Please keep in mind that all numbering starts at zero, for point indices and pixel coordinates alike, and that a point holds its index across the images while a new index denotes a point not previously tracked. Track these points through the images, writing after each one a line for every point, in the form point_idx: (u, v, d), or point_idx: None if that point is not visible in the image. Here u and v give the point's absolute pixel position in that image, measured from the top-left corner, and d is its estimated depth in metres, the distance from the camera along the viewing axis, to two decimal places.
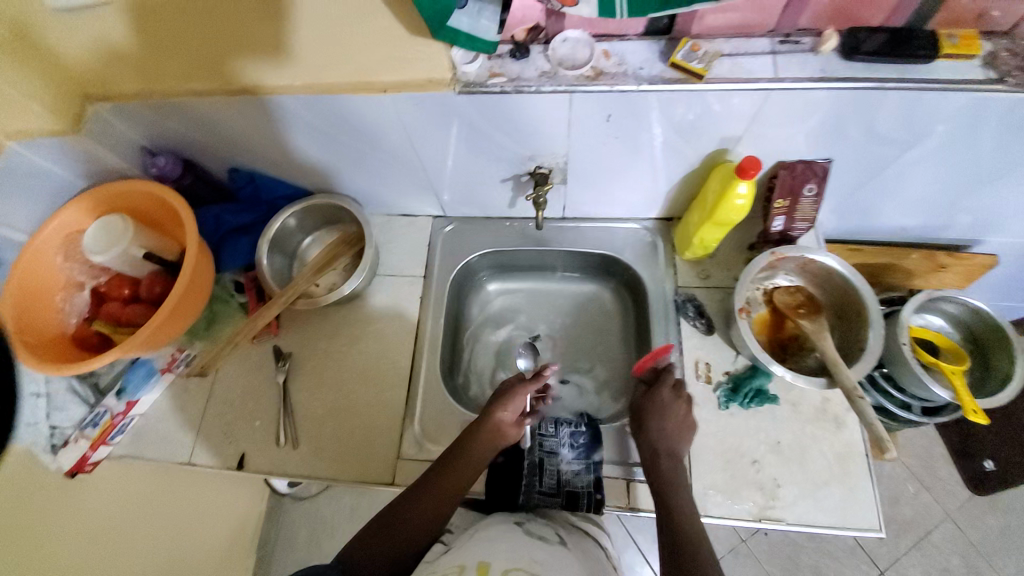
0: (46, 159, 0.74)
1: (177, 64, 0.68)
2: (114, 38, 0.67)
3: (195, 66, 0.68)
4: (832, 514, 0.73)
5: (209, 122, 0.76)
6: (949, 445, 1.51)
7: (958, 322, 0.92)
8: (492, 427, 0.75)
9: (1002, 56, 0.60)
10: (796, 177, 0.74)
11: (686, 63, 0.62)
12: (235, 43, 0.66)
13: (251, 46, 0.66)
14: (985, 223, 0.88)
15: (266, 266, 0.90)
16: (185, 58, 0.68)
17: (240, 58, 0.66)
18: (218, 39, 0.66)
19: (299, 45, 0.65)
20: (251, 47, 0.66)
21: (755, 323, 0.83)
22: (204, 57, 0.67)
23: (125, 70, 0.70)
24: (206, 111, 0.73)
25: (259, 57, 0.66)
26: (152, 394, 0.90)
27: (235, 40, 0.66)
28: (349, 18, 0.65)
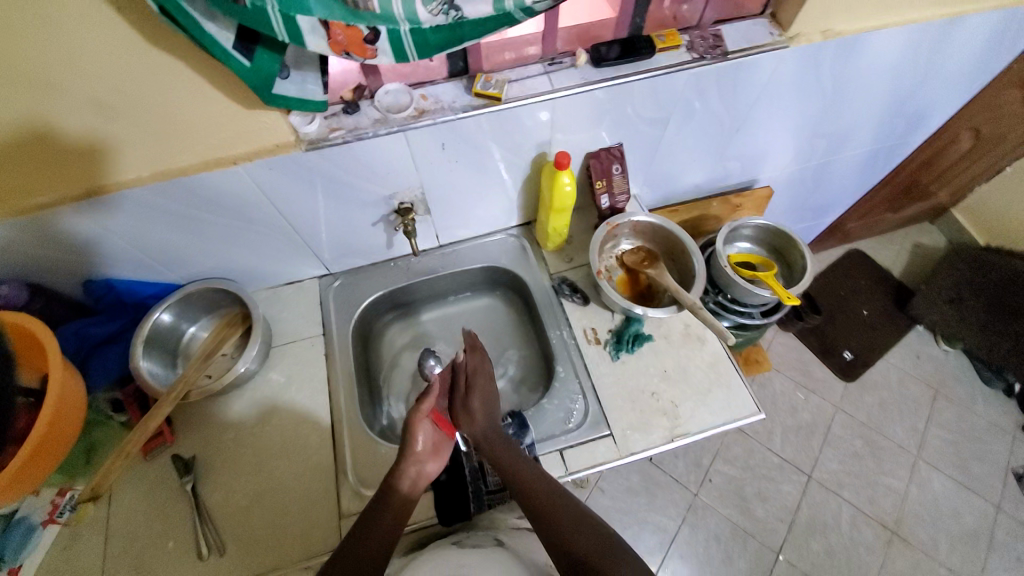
0: None
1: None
2: None
3: (26, 182, 0.68)
4: (720, 413, 0.88)
5: (59, 235, 0.76)
6: (815, 350, 1.83)
7: (759, 241, 1.18)
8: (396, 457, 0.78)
9: (696, 42, 0.85)
10: (604, 162, 0.94)
11: (485, 90, 0.77)
12: (67, 158, 0.68)
13: (86, 152, 0.68)
14: (753, 164, 1.16)
15: (146, 367, 0.85)
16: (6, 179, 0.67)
17: (81, 166, 0.69)
18: (44, 154, 0.66)
19: (128, 141, 0.68)
20: (87, 154, 0.68)
21: (617, 284, 1.01)
22: (37, 174, 0.68)
23: None
24: (56, 223, 0.73)
25: (98, 159, 0.69)
26: (36, 553, 0.77)
27: (65, 155, 0.67)
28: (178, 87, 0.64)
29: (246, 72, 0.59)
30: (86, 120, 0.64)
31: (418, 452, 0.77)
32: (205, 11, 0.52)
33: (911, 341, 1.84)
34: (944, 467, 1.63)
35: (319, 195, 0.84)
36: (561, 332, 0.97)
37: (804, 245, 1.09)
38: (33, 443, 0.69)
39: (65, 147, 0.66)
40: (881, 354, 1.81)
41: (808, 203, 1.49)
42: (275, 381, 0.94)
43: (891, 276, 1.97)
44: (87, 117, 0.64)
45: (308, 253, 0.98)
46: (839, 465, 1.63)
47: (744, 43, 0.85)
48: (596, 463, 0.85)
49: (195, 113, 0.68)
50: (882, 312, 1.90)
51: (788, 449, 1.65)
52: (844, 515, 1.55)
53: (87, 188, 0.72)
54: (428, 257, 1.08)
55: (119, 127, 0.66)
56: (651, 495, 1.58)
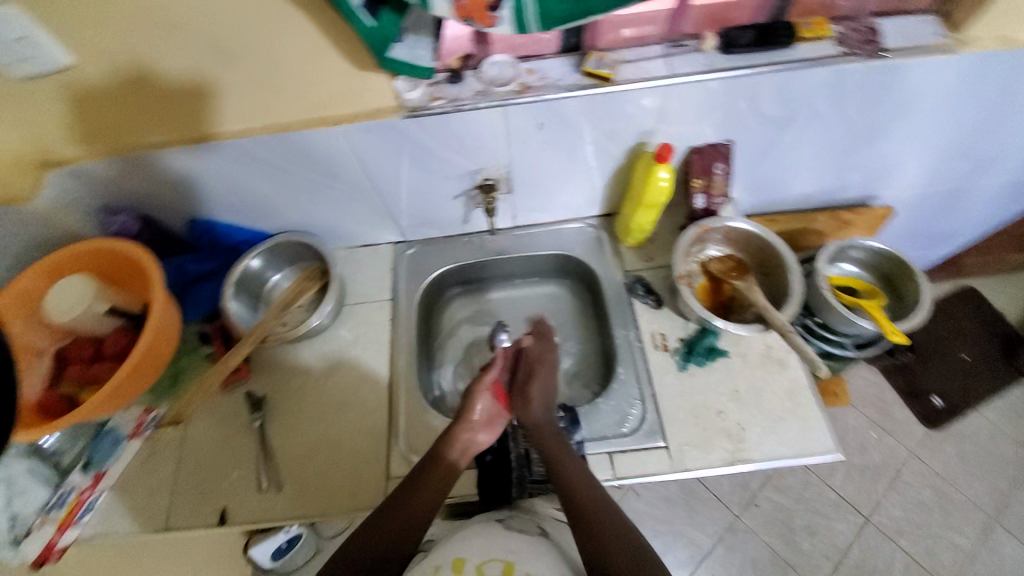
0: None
1: (132, 118, 0.72)
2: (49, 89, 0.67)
3: (150, 120, 0.72)
4: (792, 445, 0.81)
5: (169, 173, 0.80)
6: (898, 388, 1.66)
7: (867, 265, 1.06)
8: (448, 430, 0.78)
9: (849, 34, 0.76)
10: (707, 159, 0.87)
11: (596, 70, 0.72)
12: (193, 102, 0.71)
13: (204, 99, 0.71)
14: (874, 179, 1.03)
15: (233, 308, 0.90)
16: (136, 115, 0.72)
17: (202, 112, 0.72)
18: (169, 96, 0.70)
19: (241, 92, 0.70)
20: (205, 101, 0.71)
21: (698, 291, 0.94)
22: (166, 114, 0.72)
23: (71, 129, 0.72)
24: (170, 163, 0.78)
25: (214, 107, 0.72)
26: (121, 463, 0.85)
27: (191, 98, 0.70)
28: (291, 43, 0.65)
29: (365, 31, 0.57)
30: (214, 67, 0.67)
31: (474, 421, 0.79)
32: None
33: (1014, 397, 1.63)
34: None
35: (408, 161, 0.83)
36: (628, 332, 0.92)
37: (926, 278, 0.96)
38: (130, 365, 0.74)
39: (192, 90, 0.69)
40: (974, 406, 1.62)
41: (924, 231, 1.33)
42: (342, 338, 0.97)
43: (1002, 322, 1.74)
44: (216, 64, 0.66)
45: (388, 218, 0.98)
46: (903, 515, 1.49)
47: (905, 43, 0.75)
48: (646, 473, 0.81)
49: (311, 69, 0.68)
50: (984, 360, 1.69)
51: (847, 488, 1.53)
52: (898, 567, 1.43)
53: (201, 133, 0.75)
54: (503, 236, 1.05)
55: (233, 77, 0.68)
56: (688, 508, 1.53)
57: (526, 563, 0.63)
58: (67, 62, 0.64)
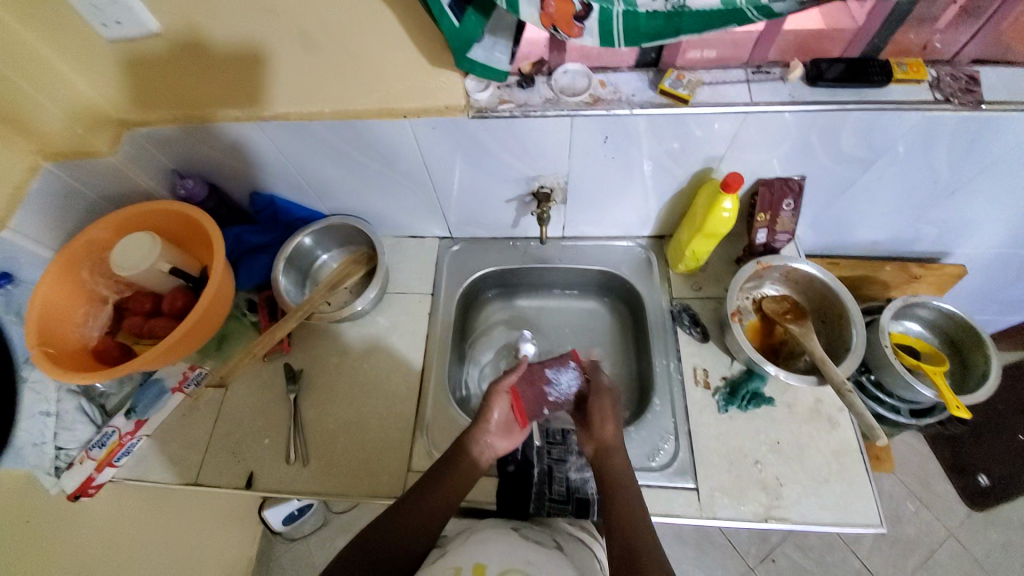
0: (80, 179, 0.80)
1: (213, 90, 0.75)
2: (142, 53, 0.71)
3: (230, 93, 0.75)
4: (833, 510, 0.76)
5: (240, 146, 0.83)
6: (943, 464, 1.53)
7: (932, 326, 0.99)
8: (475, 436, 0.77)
9: (943, 82, 0.69)
10: (775, 194, 0.82)
11: (672, 89, 0.70)
12: (270, 81, 0.73)
13: (282, 79, 0.73)
14: (954, 234, 0.96)
15: (282, 283, 0.93)
16: (218, 87, 0.75)
17: (275, 90, 0.74)
18: (251, 72, 0.72)
19: (318, 77, 0.72)
20: (283, 80, 0.73)
21: (747, 330, 0.90)
22: (245, 90, 0.75)
23: (158, 93, 0.76)
24: (242, 136, 0.81)
25: (290, 87, 0.74)
26: (161, 412, 0.89)
27: (269, 78, 0.73)
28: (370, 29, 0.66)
29: (451, 32, 0.57)
30: (289, 46, 0.68)
31: (490, 426, 0.77)
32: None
33: None
34: None
35: (470, 162, 0.83)
36: (668, 362, 0.89)
37: (994, 348, 0.89)
38: (185, 327, 0.77)
39: (269, 67, 0.71)
40: None
41: (1001, 296, 1.22)
42: (380, 325, 0.98)
43: None
44: (294, 44, 0.68)
45: (438, 213, 0.99)
46: None
47: (1007, 95, 0.68)
48: (670, 513, 0.77)
49: (381, 57, 0.69)
50: None
51: (875, 559, 1.43)
52: None
53: (276, 111, 0.77)
54: (549, 245, 1.04)
55: (312, 59, 0.70)
56: (700, 549, 1.47)
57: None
58: (160, 30, 0.68)
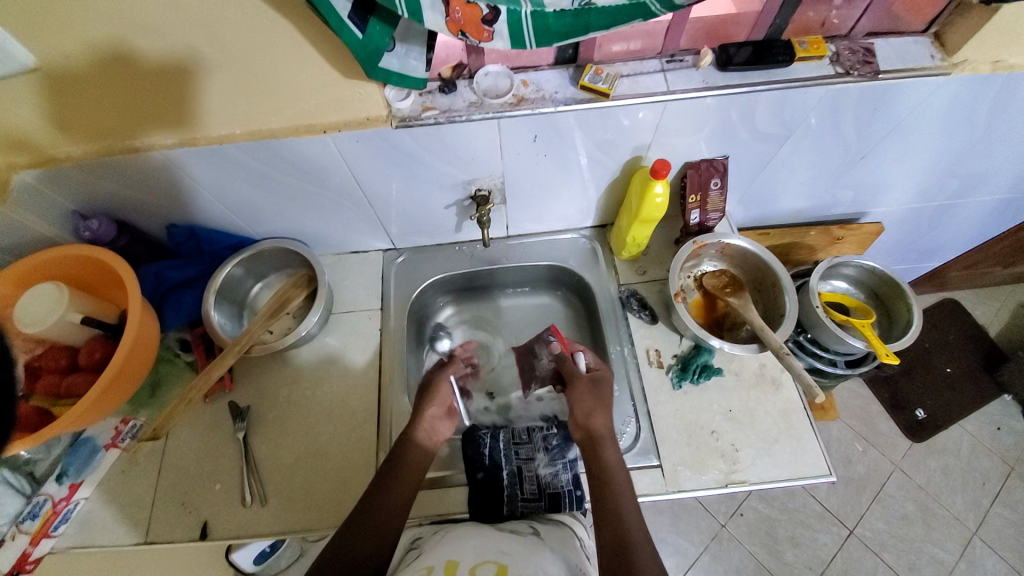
0: None
1: (102, 119, 0.68)
2: (10, 92, 0.63)
3: (125, 123, 0.69)
4: (786, 467, 0.81)
5: (149, 178, 0.77)
6: (883, 401, 1.67)
7: (857, 282, 1.06)
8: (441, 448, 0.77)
9: (843, 55, 0.73)
10: (703, 175, 0.86)
11: (592, 84, 0.70)
12: (170, 104, 0.68)
13: (183, 102, 0.68)
14: (866, 196, 1.04)
15: (215, 317, 0.88)
16: (110, 118, 0.68)
17: (176, 111, 0.68)
18: (145, 98, 0.66)
19: (223, 98, 0.68)
20: (184, 104, 0.68)
21: (692, 307, 0.94)
22: (140, 116, 0.68)
23: (39, 131, 0.68)
24: (148, 166, 0.75)
25: (193, 110, 0.69)
26: (97, 473, 0.82)
27: (168, 101, 0.67)
28: (270, 45, 0.62)
29: (356, 44, 0.55)
30: (185, 66, 0.63)
31: (434, 412, 0.82)
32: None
33: (994, 409, 1.65)
34: (1007, 553, 1.46)
35: (403, 172, 0.81)
36: (622, 348, 0.92)
37: (914, 296, 0.96)
38: (105, 381, 0.72)
39: (166, 89, 0.66)
40: (957, 418, 1.64)
41: (913, 246, 1.33)
42: (330, 347, 0.94)
43: (983, 335, 1.77)
44: (188, 65, 0.63)
45: (377, 226, 0.96)
46: (885, 526, 1.50)
47: (899, 64, 0.73)
48: (639, 493, 0.80)
49: (290, 73, 0.65)
50: (965, 372, 1.72)
51: (832, 500, 1.54)
52: None
53: (181, 137, 0.72)
54: (495, 245, 1.04)
55: (212, 79, 0.65)
56: (676, 515, 1.53)
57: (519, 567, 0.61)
58: (33, 63, 0.60)
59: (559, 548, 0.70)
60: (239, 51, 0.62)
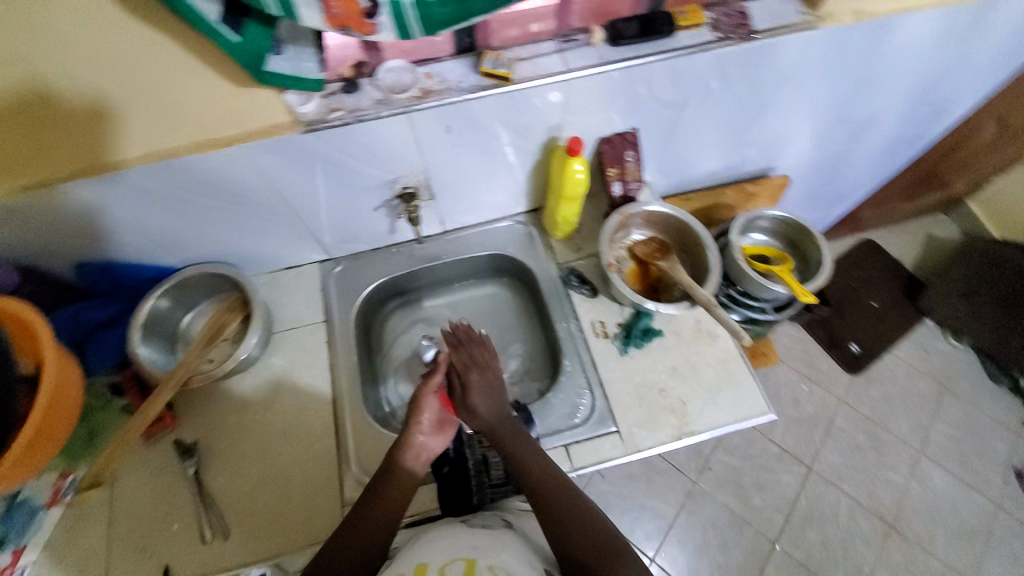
0: None
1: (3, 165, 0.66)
2: None
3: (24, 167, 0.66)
4: (731, 411, 0.86)
5: (49, 219, 0.73)
6: (821, 341, 1.80)
7: (774, 233, 1.14)
8: (407, 449, 0.77)
9: (722, 20, 0.80)
10: (617, 148, 0.90)
11: (493, 69, 0.72)
12: (80, 141, 0.66)
13: (80, 135, 0.66)
14: (770, 151, 1.12)
15: (144, 354, 0.84)
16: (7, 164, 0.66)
17: (80, 146, 0.67)
18: (39, 136, 0.64)
19: (120, 122, 0.66)
20: (83, 137, 0.66)
21: (628, 276, 0.98)
22: (46, 157, 0.66)
23: None
24: (49, 205, 0.70)
25: (93, 142, 0.67)
26: (39, 536, 0.77)
27: (77, 138, 0.66)
28: (153, 56, 0.61)
29: (233, 47, 0.56)
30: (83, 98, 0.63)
31: (423, 427, 0.79)
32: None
33: (919, 334, 1.81)
34: (950, 466, 1.61)
35: (323, 179, 0.80)
36: (568, 324, 0.94)
37: (823, 239, 1.05)
38: (33, 427, 0.67)
39: (73, 127, 0.65)
40: (888, 348, 1.78)
41: (825, 192, 1.44)
42: (277, 367, 0.92)
43: (902, 268, 1.93)
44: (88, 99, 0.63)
45: (308, 238, 0.95)
46: (840, 458, 1.62)
47: (772, 22, 0.80)
48: (601, 460, 0.83)
49: (198, 93, 0.66)
50: (891, 304, 1.87)
51: (788, 440, 1.64)
52: (843, 508, 1.55)
53: (79, 169, 0.68)
54: (432, 242, 1.05)
55: (106, 104, 0.64)
56: (650, 481, 1.58)
57: (489, 558, 0.63)
58: None
59: (530, 535, 0.73)
60: (121, 65, 0.61)
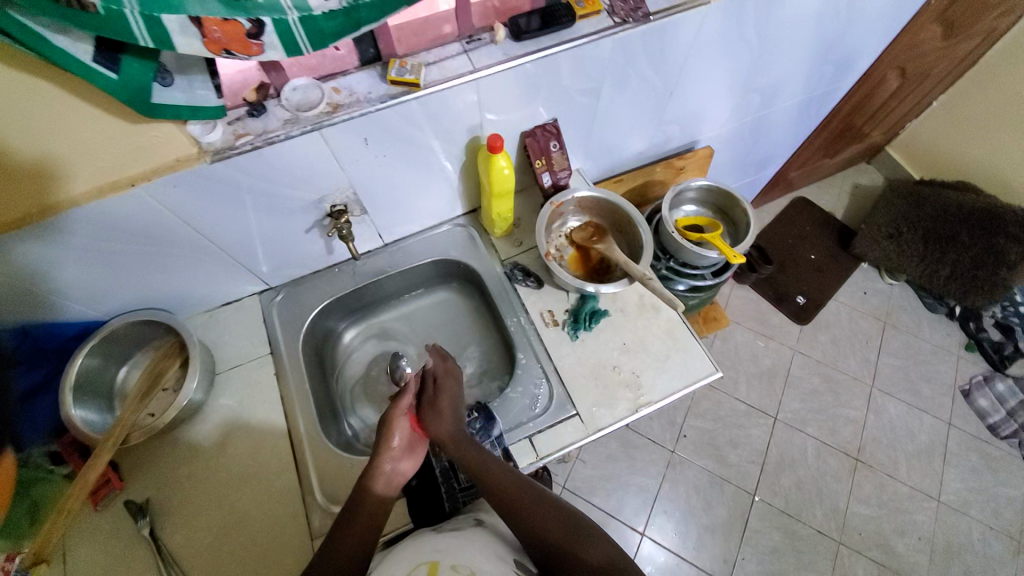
0: None
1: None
2: None
3: None
4: (681, 377, 0.90)
5: None
6: (770, 298, 1.89)
7: (702, 202, 1.20)
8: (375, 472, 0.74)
9: (617, 6, 0.82)
10: (541, 140, 0.92)
11: (400, 77, 0.72)
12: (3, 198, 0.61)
13: None
14: (690, 125, 1.16)
15: (80, 415, 0.79)
16: None
17: None
18: None
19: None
20: None
21: (569, 262, 1.01)
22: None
23: None
24: None
25: None
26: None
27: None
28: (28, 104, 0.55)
29: (113, 87, 0.53)
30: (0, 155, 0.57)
31: (395, 451, 0.75)
32: (44, 22, 0.46)
33: (857, 278, 1.93)
34: (900, 394, 1.73)
35: (244, 208, 0.78)
36: (518, 318, 0.96)
37: (746, 202, 1.10)
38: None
39: None
40: (831, 295, 1.89)
41: (750, 158, 1.52)
42: (226, 408, 0.89)
43: (835, 219, 2.05)
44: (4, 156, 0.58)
45: (242, 270, 0.92)
46: (802, 404, 1.71)
47: (666, 3, 0.83)
48: (566, 444, 0.85)
49: (86, 135, 0.61)
50: (828, 254, 1.98)
51: (753, 396, 1.72)
52: (810, 450, 1.64)
53: None
54: (374, 257, 1.03)
55: None
56: (631, 458, 1.62)
57: (452, 558, 0.63)
58: None
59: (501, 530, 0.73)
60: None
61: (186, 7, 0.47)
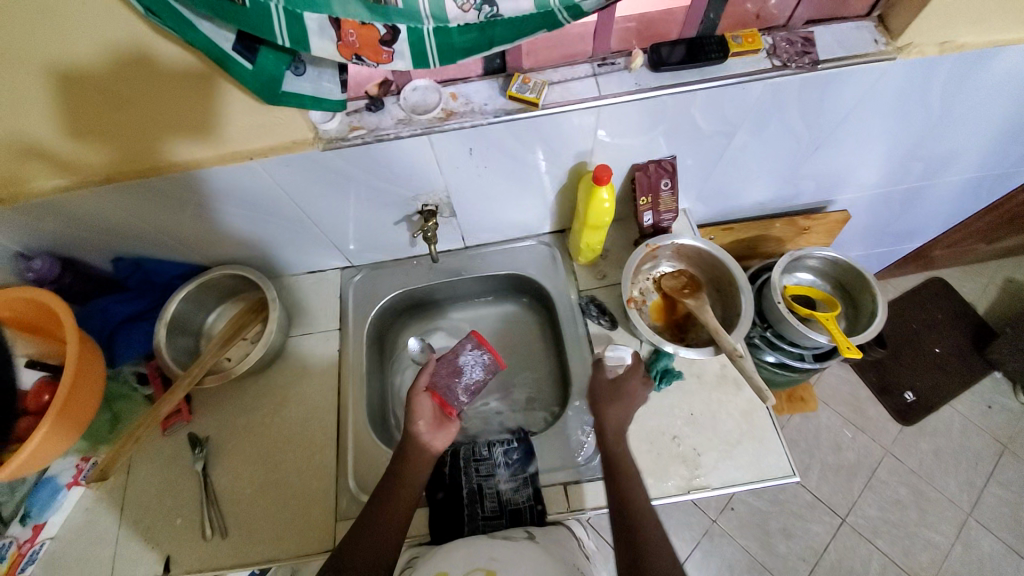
0: None
1: (138, 145, 0.68)
2: None
3: (117, 164, 0.71)
4: (747, 469, 0.80)
5: (97, 218, 0.78)
6: (871, 385, 1.65)
7: (823, 274, 1.05)
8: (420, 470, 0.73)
9: (781, 47, 0.71)
10: (652, 176, 0.84)
11: (521, 94, 0.69)
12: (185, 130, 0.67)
13: (147, 139, 0.68)
14: (828, 185, 1.02)
15: (167, 349, 0.87)
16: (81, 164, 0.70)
17: (152, 148, 0.69)
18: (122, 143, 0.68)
19: (173, 130, 0.67)
20: (150, 140, 0.68)
21: (652, 310, 0.93)
22: (169, 135, 0.68)
23: None
24: (100, 207, 0.76)
25: (164, 146, 0.69)
26: (62, 513, 0.81)
27: (182, 128, 0.67)
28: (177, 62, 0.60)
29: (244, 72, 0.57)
30: (156, 58, 0.59)
31: (422, 427, 0.76)
32: (194, 10, 0.51)
33: (986, 388, 1.63)
34: (1008, 535, 1.44)
35: (341, 193, 0.80)
36: (583, 356, 0.90)
37: (879, 287, 0.94)
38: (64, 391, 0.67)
39: (156, 133, 0.67)
40: (949, 399, 1.61)
41: (887, 230, 1.32)
42: (290, 370, 0.93)
43: (974, 313, 1.74)
44: (179, 87, 0.62)
45: (331, 246, 0.95)
46: (878, 513, 1.48)
47: (841, 52, 0.71)
48: (602, 504, 0.79)
49: (230, 104, 0.65)
50: (955, 351, 1.69)
51: (823, 488, 1.52)
52: (875, 563, 1.43)
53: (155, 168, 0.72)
54: (453, 257, 1.03)
55: (158, 113, 0.65)
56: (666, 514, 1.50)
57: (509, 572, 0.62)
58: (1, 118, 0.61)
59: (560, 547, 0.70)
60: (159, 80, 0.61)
61: (329, 8, 0.47)
